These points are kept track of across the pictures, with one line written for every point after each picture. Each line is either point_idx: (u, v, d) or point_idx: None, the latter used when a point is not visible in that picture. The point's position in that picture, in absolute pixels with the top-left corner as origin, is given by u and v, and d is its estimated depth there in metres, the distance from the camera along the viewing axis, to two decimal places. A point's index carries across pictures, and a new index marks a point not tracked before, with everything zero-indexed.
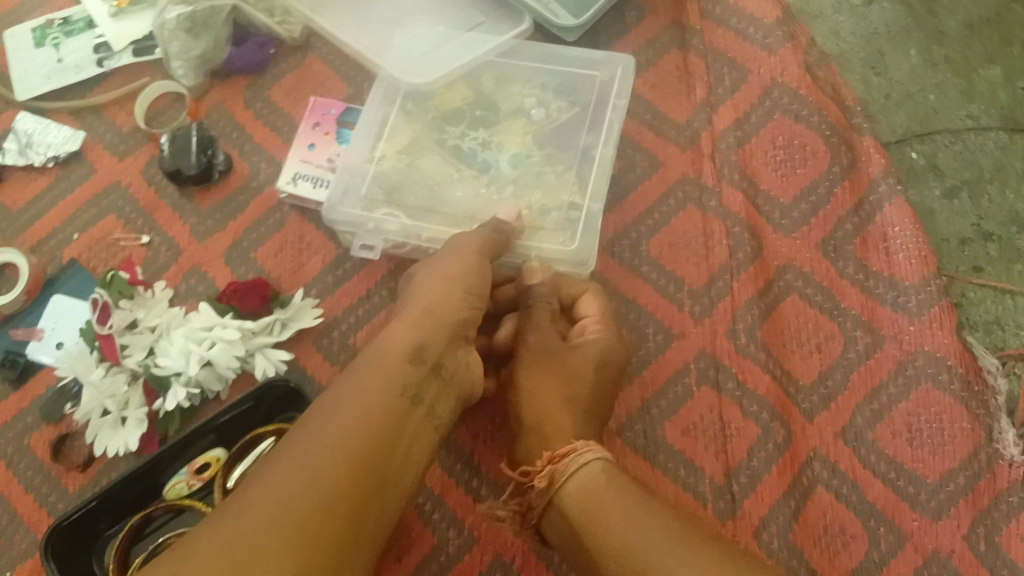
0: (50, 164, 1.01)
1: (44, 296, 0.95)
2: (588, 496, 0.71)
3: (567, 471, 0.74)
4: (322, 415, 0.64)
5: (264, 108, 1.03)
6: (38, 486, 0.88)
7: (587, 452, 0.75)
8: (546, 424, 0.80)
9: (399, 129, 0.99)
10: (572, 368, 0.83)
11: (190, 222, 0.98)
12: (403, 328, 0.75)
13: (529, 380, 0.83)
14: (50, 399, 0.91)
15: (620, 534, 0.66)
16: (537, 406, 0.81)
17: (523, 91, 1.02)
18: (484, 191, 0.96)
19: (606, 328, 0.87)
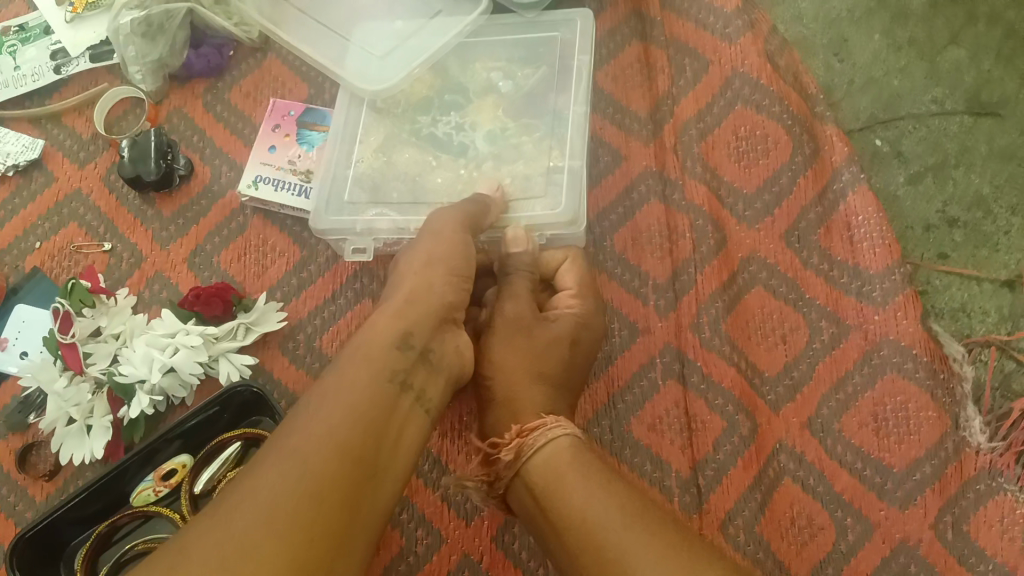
0: (11, 173, 1.00)
1: (8, 306, 0.94)
2: (554, 468, 0.73)
3: (534, 445, 0.76)
4: (311, 404, 0.63)
5: (224, 111, 1.03)
6: (5, 496, 0.87)
7: (559, 426, 0.77)
8: (520, 396, 0.82)
9: (371, 125, 0.98)
10: (546, 338, 0.85)
11: (152, 228, 0.97)
12: (388, 317, 0.74)
13: (500, 352, 0.85)
14: (15, 409, 0.90)
15: (582, 507, 0.67)
16: (510, 378, 0.83)
17: (486, 67, 1.01)
18: (465, 173, 0.96)
19: (585, 298, 0.89)
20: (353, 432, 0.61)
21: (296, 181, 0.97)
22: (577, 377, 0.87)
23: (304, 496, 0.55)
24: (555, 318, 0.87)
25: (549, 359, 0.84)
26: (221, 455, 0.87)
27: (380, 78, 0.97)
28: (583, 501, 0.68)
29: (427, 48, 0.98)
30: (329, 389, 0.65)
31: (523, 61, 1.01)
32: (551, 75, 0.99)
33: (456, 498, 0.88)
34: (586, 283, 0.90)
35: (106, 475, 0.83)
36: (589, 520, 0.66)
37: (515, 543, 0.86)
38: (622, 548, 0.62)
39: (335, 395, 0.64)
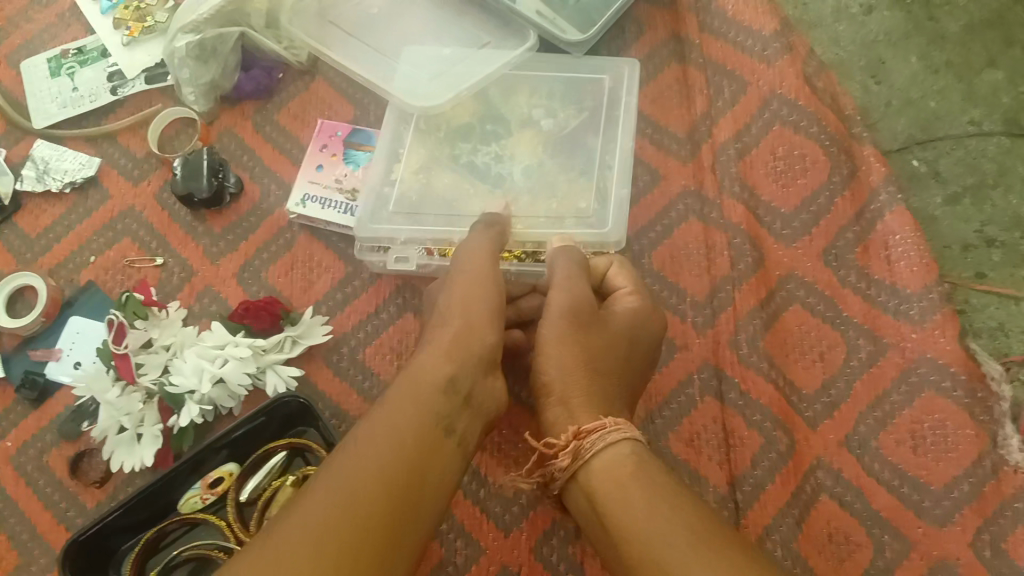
0: (67, 190, 1.03)
1: (61, 317, 0.97)
2: (616, 477, 0.70)
3: (593, 448, 0.73)
4: (356, 440, 0.65)
5: (273, 131, 1.06)
6: (57, 504, 0.89)
7: (618, 430, 0.74)
8: (579, 395, 0.78)
9: (412, 148, 1.01)
10: (603, 338, 0.83)
11: (203, 243, 1.00)
12: (434, 346, 0.75)
13: (558, 348, 0.80)
14: (67, 418, 0.92)
15: (639, 524, 0.65)
16: (570, 378, 0.79)
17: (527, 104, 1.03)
18: (501, 201, 0.97)
19: (638, 299, 0.88)
20: (401, 460, 0.63)
21: (342, 199, 1.00)
22: (628, 377, 0.84)
23: (349, 523, 0.58)
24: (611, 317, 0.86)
25: (604, 358, 0.82)
26: (265, 465, 0.89)
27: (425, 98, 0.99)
28: (643, 518, 0.65)
29: (472, 74, 1.00)
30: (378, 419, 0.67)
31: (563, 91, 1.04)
32: (591, 111, 1.01)
33: (496, 511, 0.89)
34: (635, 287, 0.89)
35: (157, 483, 0.85)
36: (646, 535, 0.63)
37: (554, 556, 0.86)
38: (680, 571, 0.59)
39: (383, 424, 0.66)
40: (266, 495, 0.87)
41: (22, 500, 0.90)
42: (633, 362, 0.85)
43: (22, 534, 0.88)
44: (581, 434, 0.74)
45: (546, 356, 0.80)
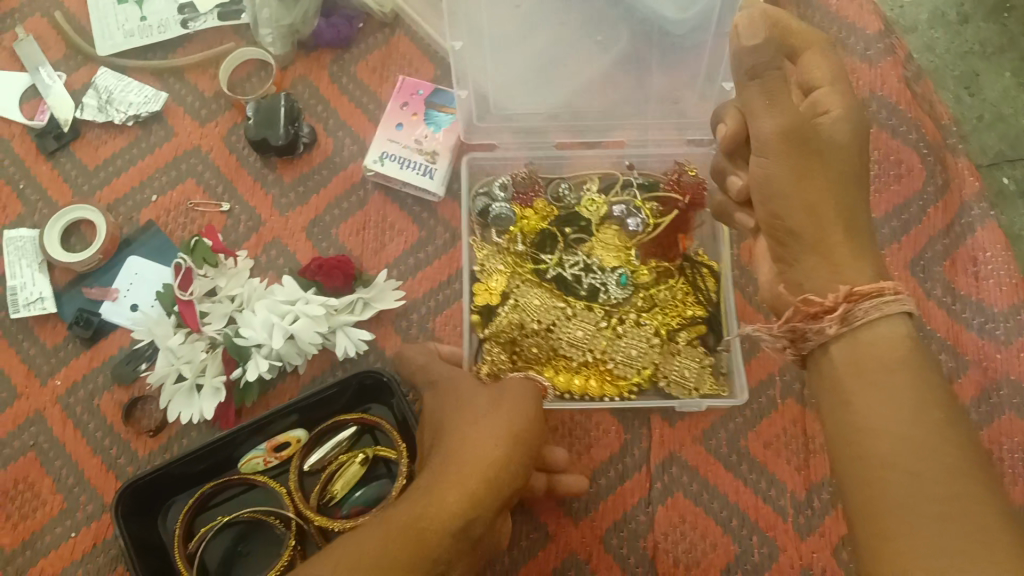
0: (130, 124, 0.98)
1: (119, 256, 0.93)
2: (893, 364, 0.53)
3: (864, 318, 0.55)
4: (349, 551, 0.59)
5: (350, 83, 1.01)
6: (107, 449, 0.86)
7: (896, 303, 0.55)
8: (838, 226, 0.58)
9: (490, 266, 0.92)
10: (827, 152, 0.58)
11: (272, 193, 0.96)
12: (482, 422, 0.69)
13: (795, 188, 0.58)
14: (121, 360, 0.88)
15: (879, 421, 0.52)
16: (821, 224, 0.57)
17: (611, 112, 0.98)
18: (602, 340, 0.88)
19: (839, 94, 0.59)
20: None
21: (422, 160, 0.95)
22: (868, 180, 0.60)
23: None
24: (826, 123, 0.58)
25: (851, 182, 0.59)
26: (333, 438, 0.85)
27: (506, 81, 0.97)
28: (901, 417, 0.51)
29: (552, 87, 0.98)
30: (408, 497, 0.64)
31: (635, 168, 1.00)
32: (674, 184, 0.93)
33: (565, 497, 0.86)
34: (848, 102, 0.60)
35: (219, 442, 0.82)
36: (879, 433, 0.52)
37: (624, 548, 0.84)
38: (908, 487, 0.49)
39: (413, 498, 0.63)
40: (331, 469, 0.83)
41: (70, 443, 0.86)
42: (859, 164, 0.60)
43: (69, 478, 0.85)
44: (853, 297, 0.55)
45: (775, 204, 0.59)
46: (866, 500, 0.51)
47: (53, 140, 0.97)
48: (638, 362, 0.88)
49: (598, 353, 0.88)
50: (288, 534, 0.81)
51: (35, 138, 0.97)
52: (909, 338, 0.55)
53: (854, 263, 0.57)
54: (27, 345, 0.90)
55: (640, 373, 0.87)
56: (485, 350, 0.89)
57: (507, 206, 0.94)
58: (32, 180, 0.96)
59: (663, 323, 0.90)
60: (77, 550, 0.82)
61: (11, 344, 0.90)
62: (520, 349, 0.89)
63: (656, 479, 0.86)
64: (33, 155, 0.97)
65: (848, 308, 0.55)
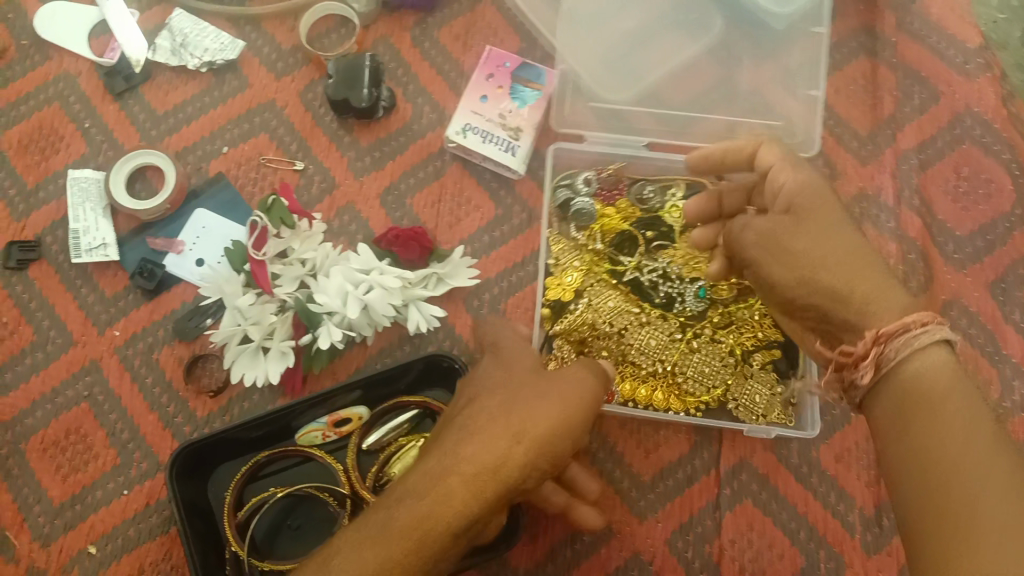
0: (203, 70, 0.95)
1: (187, 207, 0.89)
2: (947, 397, 0.50)
3: (900, 352, 0.53)
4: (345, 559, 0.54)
5: (433, 49, 0.98)
6: (164, 406, 0.83)
7: (926, 334, 0.53)
8: (857, 273, 0.59)
9: (565, 261, 0.89)
10: (817, 211, 0.62)
11: (348, 156, 0.93)
12: (494, 414, 0.58)
13: (795, 253, 0.61)
14: (185, 315, 0.85)
15: (940, 441, 0.49)
16: (835, 273, 0.59)
17: (699, 102, 0.94)
18: (677, 351, 0.86)
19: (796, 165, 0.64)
20: None
21: (505, 136, 0.92)
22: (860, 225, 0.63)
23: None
24: (805, 188, 0.63)
25: (849, 231, 0.61)
26: (394, 419, 0.82)
27: (591, 64, 0.92)
28: (968, 438, 0.48)
29: (639, 77, 0.93)
30: (400, 497, 0.56)
31: None
32: None
33: (630, 495, 0.84)
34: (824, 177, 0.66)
35: (283, 413, 0.78)
36: (938, 453, 0.48)
37: (688, 552, 0.82)
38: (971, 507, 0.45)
39: (405, 499, 0.55)
40: (390, 450, 0.79)
41: (126, 397, 0.83)
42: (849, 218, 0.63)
43: (124, 432, 0.82)
44: (880, 340, 0.54)
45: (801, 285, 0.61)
46: (925, 519, 0.47)
47: (122, 81, 0.93)
48: (711, 380, 0.85)
49: (668, 364, 0.86)
50: (341, 513, 0.77)
51: (103, 76, 0.94)
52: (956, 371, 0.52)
53: (885, 296, 0.57)
54: (86, 291, 0.86)
55: (711, 392, 0.85)
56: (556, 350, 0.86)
57: (589, 201, 0.90)
58: (98, 120, 0.92)
59: (740, 343, 0.87)
60: (129, 508, 0.79)
61: (69, 289, 0.86)
62: (589, 350, 0.87)
63: (725, 483, 0.85)
64: (100, 95, 0.93)
65: (879, 351, 0.54)
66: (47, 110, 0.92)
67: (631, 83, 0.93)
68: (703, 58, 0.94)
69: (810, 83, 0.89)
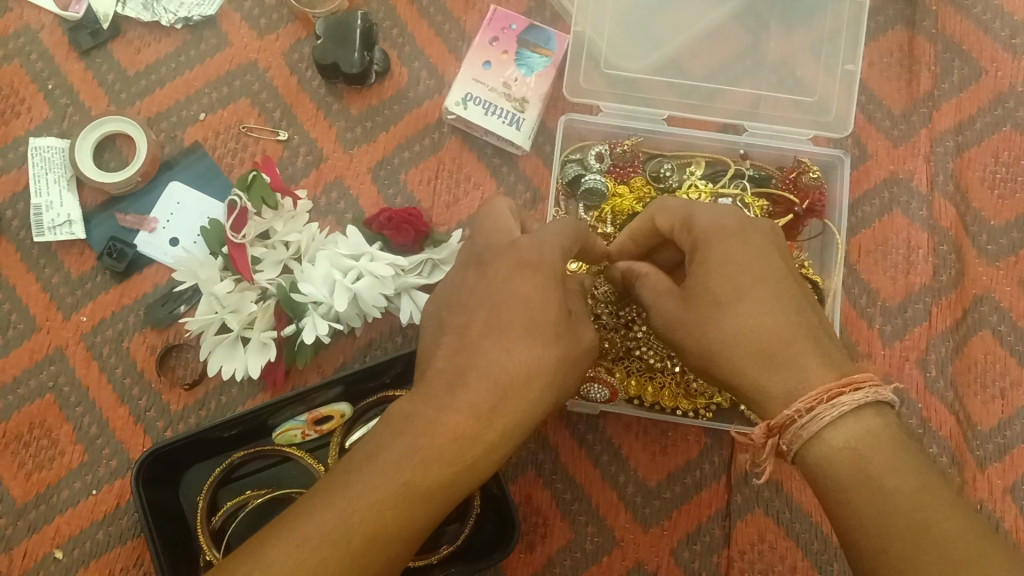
0: (179, 27, 0.86)
1: (159, 180, 0.82)
2: (851, 482, 0.49)
3: (811, 429, 0.51)
4: (394, 441, 0.50)
5: (431, 6, 0.89)
6: (136, 398, 0.77)
7: (831, 408, 0.51)
8: (747, 362, 0.55)
9: None
10: (703, 277, 0.58)
11: (337, 125, 0.85)
12: (524, 343, 0.53)
13: (690, 334, 0.58)
14: (157, 301, 0.79)
15: (880, 512, 0.47)
16: (723, 359, 0.56)
17: (724, 71, 0.85)
18: None
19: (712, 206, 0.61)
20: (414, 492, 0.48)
21: (509, 108, 0.84)
22: (777, 268, 0.58)
23: (388, 526, 0.47)
24: (697, 243, 0.60)
25: (759, 282, 0.56)
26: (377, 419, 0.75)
27: (604, 28, 0.84)
28: (876, 515, 0.47)
29: (662, 43, 0.85)
30: (432, 418, 0.51)
31: (750, 156, 0.86)
32: (790, 182, 0.82)
33: (635, 500, 0.79)
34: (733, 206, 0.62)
35: (257, 414, 0.72)
36: (884, 522, 0.47)
37: (695, 563, 0.77)
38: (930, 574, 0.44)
39: (452, 409, 0.51)
40: None
41: (94, 388, 0.77)
42: (772, 254, 0.58)
43: (91, 428, 0.76)
44: (776, 430, 0.53)
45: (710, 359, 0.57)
46: None
47: (89, 36, 0.85)
48: None
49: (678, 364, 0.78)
50: None
51: (68, 32, 0.86)
52: (875, 436, 0.50)
53: (788, 370, 0.53)
54: (50, 272, 0.80)
55: (721, 392, 0.79)
56: None
57: (601, 178, 0.81)
58: (62, 80, 0.85)
59: None
60: (98, 509, 0.74)
61: (31, 269, 0.80)
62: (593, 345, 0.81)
63: (736, 491, 0.79)
64: (63, 51, 0.85)
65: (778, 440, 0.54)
66: (7, 68, 0.85)
67: (652, 50, 0.85)
68: (728, 23, 0.85)
69: (848, 56, 0.81)
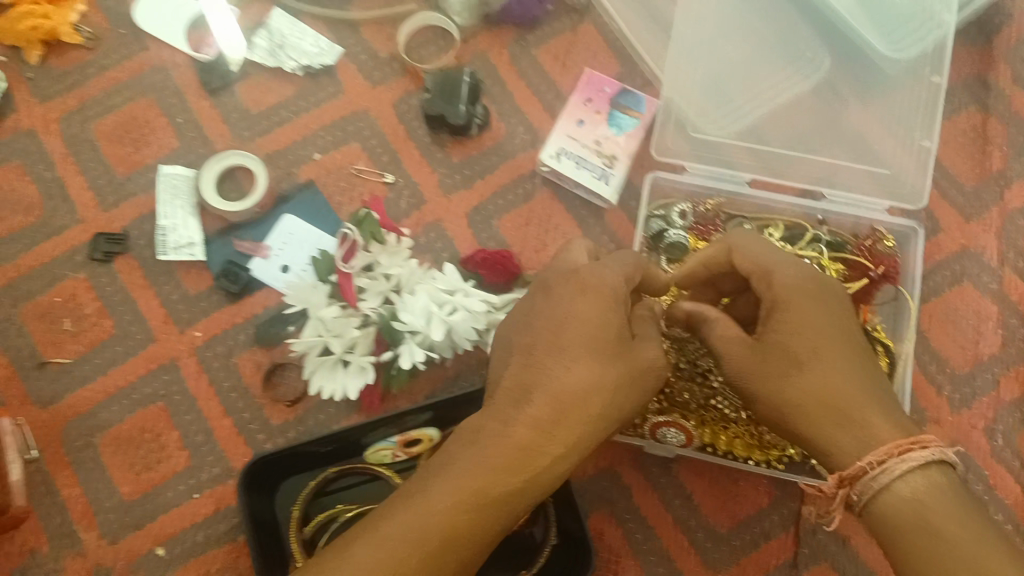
0: (299, 74, 0.94)
1: (275, 212, 0.89)
2: (916, 527, 0.53)
3: (881, 480, 0.56)
4: (470, 452, 0.54)
5: (530, 66, 0.96)
6: (240, 411, 0.83)
7: (902, 460, 0.55)
8: (822, 417, 0.59)
9: None
10: (779, 337, 0.62)
11: (438, 171, 0.92)
12: (583, 362, 0.57)
13: (762, 387, 0.62)
14: (267, 321, 0.85)
15: (941, 556, 0.51)
16: (797, 414, 0.60)
17: (802, 140, 0.90)
18: None
19: (793, 266, 0.65)
20: (486, 497, 0.53)
21: (600, 163, 0.90)
22: (848, 334, 0.63)
23: (461, 527, 0.52)
24: (777, 300, 0.64)
25: (830, 346, 0.61)
26: None
27: (691, 95, 0.90)
28: (937, 557, 0.52)
29: (745, 112, 0.91)
30: (501, 431, 0.55)
31: (827, 222, 0.90)
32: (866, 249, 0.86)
33: (705, 545, 0.82)
34: (807, 267, 0.67)
35: (352, 432, 0.77)
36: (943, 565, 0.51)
37: None
38: None
39: (516, 423, 0.55)
40: None
41: (202, 399, 0.84)
42: (844, 319, 0.63)
43: (198, 434, 0.83)
44: (846, 482, 0.58)
45: (784, 414, 0.61)
46: None
47: (218, 78, 0.93)
48: None
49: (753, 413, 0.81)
50: None
51: (200, 72, 0.94)
52: (939, 490, 0.55)
53: (856, 428, 0.58)
54: (169, 289, 0.87)
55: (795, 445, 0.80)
56: None
57: (684, 234, 0.87)
58: (190, 116, 0.93)
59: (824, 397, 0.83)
60: (197, 513, 0.80)
61: (151, 285, 0.87)
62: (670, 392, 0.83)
63: (803, 543, 0.82)
64: (195, 91, 0.94)
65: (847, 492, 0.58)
66: (142, 103, 0.93)
67: (736, 119, 0.91)
68: (808, 96, 0.91)
69: (925, 133, 0.86)
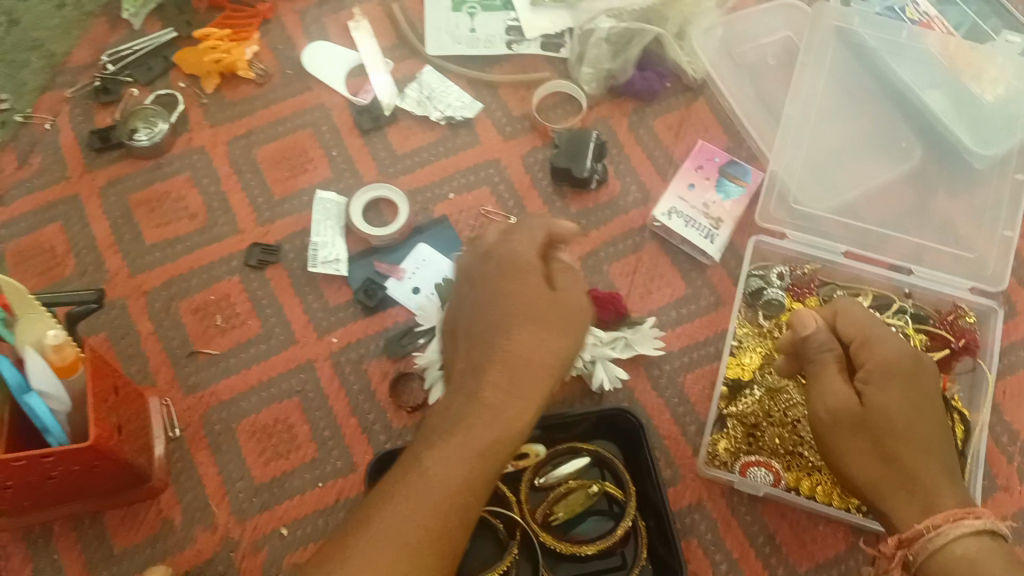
0: (442, 123, 1.06)
1: (411, 240, 0.99)
2: None
3: (936, 542, 0.66)
4: (455, 417, 0.63)
5: (647, 134, 1.06)
6: (365, 412, 0.92)
7: (955, 525, 0.66)
8: (894, 484, 0.70)
9: (747, 345, 0.94)
10: (881, 405, 0.72)
11: (558, 219, 1.02)
12: (519, 328, 0.67)
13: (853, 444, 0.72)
14: (397, 335, 0.95)
15: None
16: (874, 478, 0.71)
17: (893, 221, 0.99)
18: None
19: (893, 342, 0.75)
20: (479, 452, 0.61)
21: (707, 224, 1.00)
22: (931, 415, 0.73)
23: (466, 479, 0.59)
24: (874, 373, 0.73)
25: (914, 424, 0.71)
26: (568, 463, 0.87)
27: (794, 173, 1.00)
28: None
29: (840, 190, 1.00)
30: (471, 394, 0.64)
31: (913, 295, 0.98)
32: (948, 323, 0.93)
33: None
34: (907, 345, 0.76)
35: None
36: None
37: None
38: None
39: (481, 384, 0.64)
40: (560, 491, 0.86)
41: (333, 398, 0.93)
42: (930, 401, 0.73)
43: (326, 430, 0.92)
44: (905, 543, 0.69)
45: (866, 476, 0.71)
46: None
47: (370, 120, 1.05)
48: None
49: None
50: (512, 542, 0.81)
51: (355, 114, 1.06)
52: (988, 552, 0.65)
53: (921, 497, 0.69)
54: (313, 298, 0.97)
55: None
56: (726, 426, 0.92)
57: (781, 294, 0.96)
58: (343, 150, 1.04)
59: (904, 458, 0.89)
60: (322, 500, 0.89)
61: (297, 293, 0.98)
62: (759, 434, 0.91)
63: None
64: (348, 129, 1.05)
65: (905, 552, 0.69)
66: (302, 135, 1.05)
67: (833, 196, 1.00)
68: (900, 183, 1.00)
69: (1007, 225, 0.95)
